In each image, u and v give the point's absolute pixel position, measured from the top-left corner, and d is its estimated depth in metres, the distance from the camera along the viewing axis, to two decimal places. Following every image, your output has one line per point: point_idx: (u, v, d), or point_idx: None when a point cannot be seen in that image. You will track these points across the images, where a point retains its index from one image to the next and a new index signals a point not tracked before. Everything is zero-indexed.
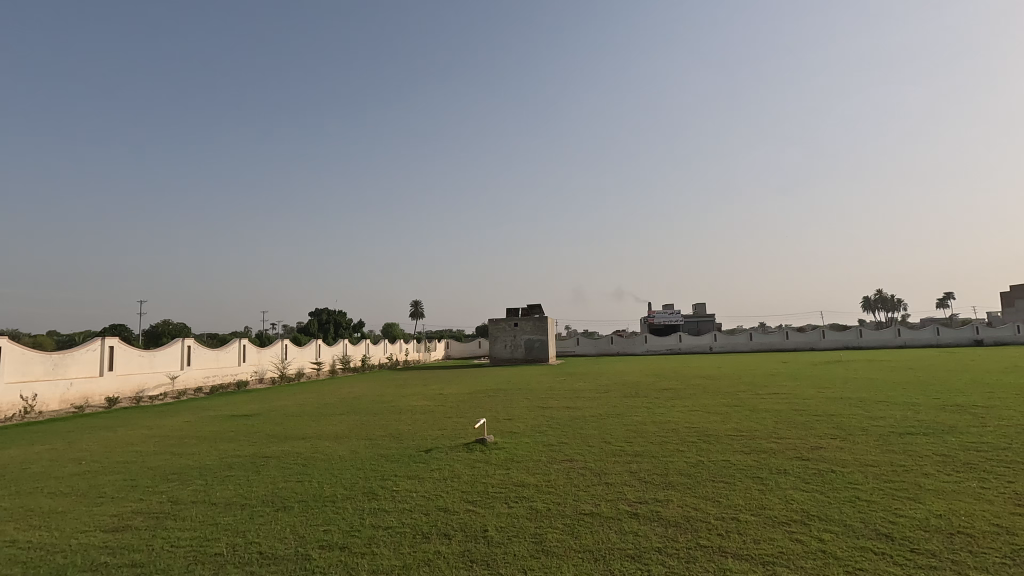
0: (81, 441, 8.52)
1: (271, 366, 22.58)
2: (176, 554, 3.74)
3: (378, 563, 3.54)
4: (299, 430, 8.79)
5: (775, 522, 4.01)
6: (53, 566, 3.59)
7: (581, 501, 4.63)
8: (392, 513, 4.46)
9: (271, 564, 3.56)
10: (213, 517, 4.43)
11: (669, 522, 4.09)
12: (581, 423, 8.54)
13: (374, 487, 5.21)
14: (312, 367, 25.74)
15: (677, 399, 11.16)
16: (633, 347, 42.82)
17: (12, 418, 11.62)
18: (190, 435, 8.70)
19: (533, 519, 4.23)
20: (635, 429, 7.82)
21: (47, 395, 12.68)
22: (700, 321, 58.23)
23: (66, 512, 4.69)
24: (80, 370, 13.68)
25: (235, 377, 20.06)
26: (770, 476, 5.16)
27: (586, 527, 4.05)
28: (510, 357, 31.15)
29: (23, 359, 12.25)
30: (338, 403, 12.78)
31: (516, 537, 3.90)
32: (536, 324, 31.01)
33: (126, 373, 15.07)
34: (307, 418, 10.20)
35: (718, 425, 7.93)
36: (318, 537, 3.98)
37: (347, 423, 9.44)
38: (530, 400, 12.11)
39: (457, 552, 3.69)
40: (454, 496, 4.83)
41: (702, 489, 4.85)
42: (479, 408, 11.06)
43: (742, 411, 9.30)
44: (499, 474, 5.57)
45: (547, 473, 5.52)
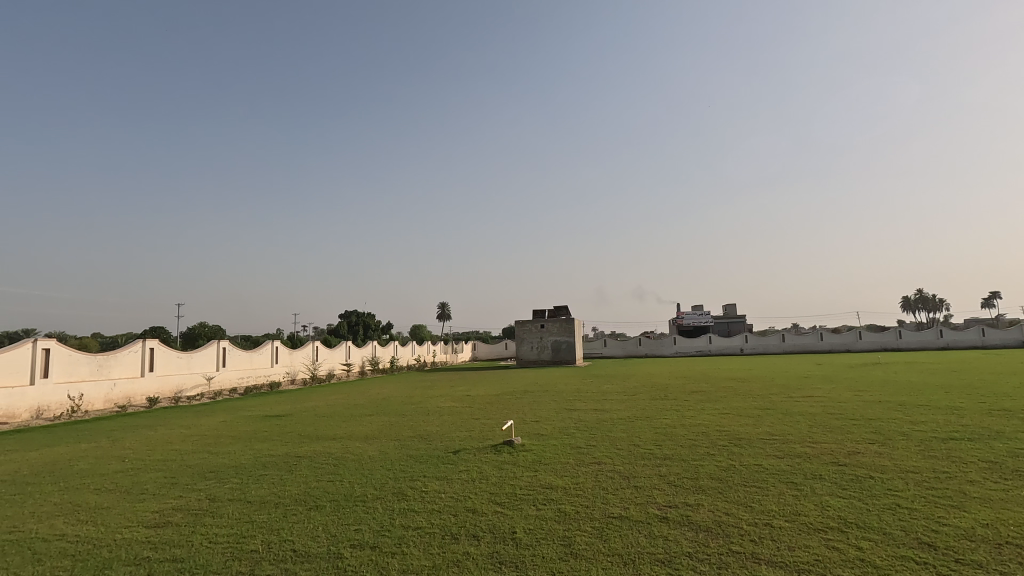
0: (123, 439, 8.84)
1: (303, 367, 23.07)
2: (215, 550, 3.85)
3: (407, 563, 3.58)
4: (330, 430, 8.97)
5: (811, 529, 3.91)
6: (100, 561, 3.73)
7: (609, 504, 4.60)
8: (421, 513, 4.52)
9: (305, 561, 3.64)
10: (249, 515, 4.55)
11: (700, 527, 4.02)
12: (608, 426, 8.49)
13: (403, 487, 5.27)
14: (342, 368, 26.21)
15: (706, 402, 10.98)
16: (661, 348, 42.27)
17: (59, 416, 12.16)
18: (226, 434, 8.93)
19: (561, 522, 4.22)
20: (664, 432, 7.74)
21: (93, 395, 13.23)
22: (730, 322, 57.07)
23: (111, 508, 4.89)
24: (123, 370, 14.22)
25: (268, 377, 20.58)
26: (804, 481, 5.03)
27: (615, 531, 4.02)
28: (537, 359, 31.11)
29: (70, 360, 12.80)
30: (367, 404, 12.94)
31: (544, 540, 3.89)
32: (564, 326, 30.91)
33: (166, 374, 15.62)
34: (339, 419, 10.41)
35: (749, 429, 7.80)
36: (349, 536, 4.04)
37: (377, 424, 9.58)
38: (557, 402, 12.07)
39: (484, 553, 3.70)
40: (482, 497, 4.87)
41: (734, 493, 4.77)
42: (506, 409, 11.08)
43: (774, 414, 9.13)
44: (527, 475, 5.58)
45: (575, 475, 5.51)
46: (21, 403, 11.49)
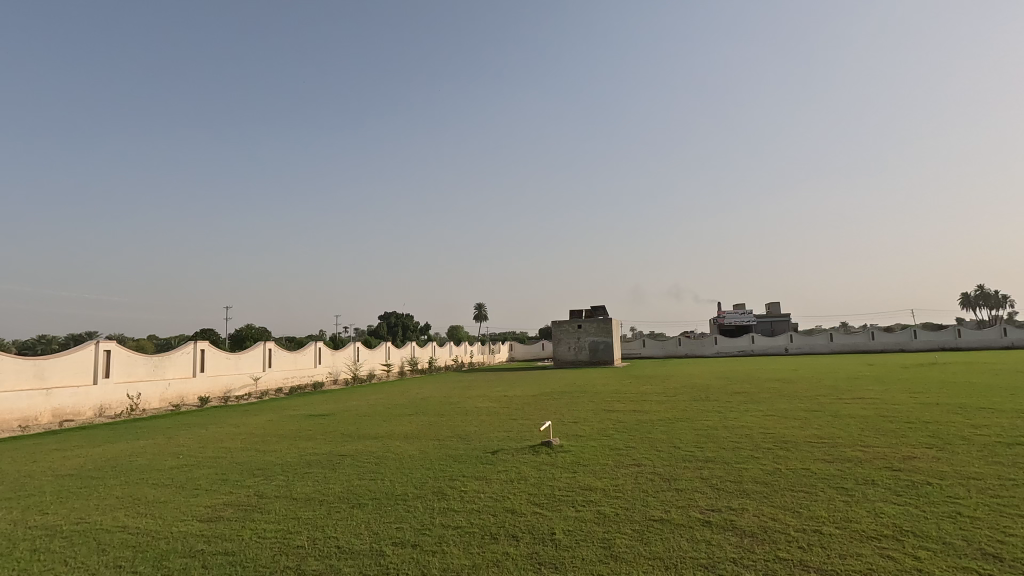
0: (178, 437, 9.25)
1: (345, 367, 23.63)
2: (264, 544, 3.99)
3: (448, 563, 3.61)
4: (371, 429, 9.16)
5: (863, 537, 3.75)
6: (157, 552, 3.91)
7: (650, 506, 4.53)
8: (461, 513, 4.56)
9: (349, 558, 3.73)
10: (295, 512, 4.69)
11: (745, 532, 3.92)
12: (648, 427, 8.36)
13: (443, 487, 5.33)
14: (383, 368, 26.71)
15: (750, 404, 10.69)
16: (702, 348, 41.32)
17: (119, 414, 12.83)
18: (272, 433, 9.22)
19: (601, 524, 4.19)
20: (705, 434, 7.57)
21: (150, 394, 13.90)
22: (774, 321, 55.31)
23: (168, 502, 5.13)
24: (177, 371, 14.89)
25: (312, 377, 21.17)
26: (856, 487, 4.83)
27: (656, 534, 3.96)
28: (575, 359, 30.92)
29: (129, 361, 13.50)
30: (406, 405, 13.12)
31: (584, 541, 3.87)
32: (601, 326, 30.65)
33: (216, 375, 16.28)
34: (380, 418, 10.61)
35: (796, 431, 7.53)
36: (390, 534, 4.11)
37: (417, 423, 9.71)
38: (596, 403, 11.96)
39: (524, 554, 3.70)
40: (521, 498, 4.87)
41: (780, 498, 4.63)
42: (544, 410, 11.06)
43: (822, 416, 8.81)
44: (566, 476, 5.56)
45: (615, 477, 5.45)
46: (85, 402, 12.17)
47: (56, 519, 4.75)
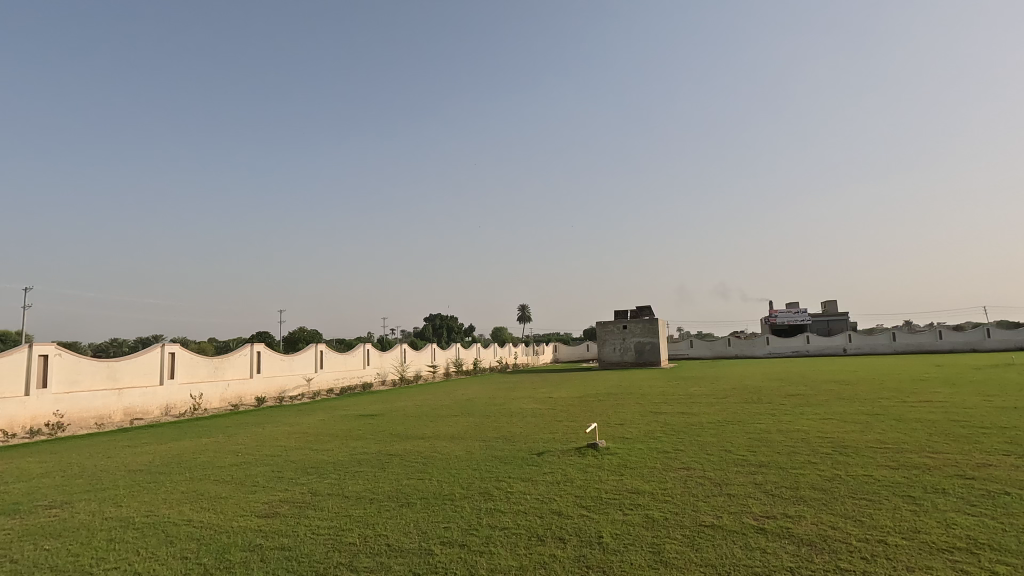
0: (237, 435, 9.68)
1: (392, 368, 24.14)
2: (318, 541, 4.12)
3: (495, 563, 3.63)
4: (418, 430, 9.32)
5: (933, 549, 3.53)
6: (220, 546, 4.10)
7: (701, 512, 4.42)
8: (507, 514, 4.57)
9: (399, 555, 3.80)
10: (346, 509, 4.82)
11: (803, 541, 3.76)
12: (697, 430, 8.16)
13: (489, 488, 5.37)
14: (429, 369, 27.13)
15: (806, 406, 10.24)
16: (753, 348, 39.94)
17: (184, 413, 13.56)
18: (324, 432, 9.52)
19: (649, 528, 4.11)
20: (758, 438, 7.32)
21: (211, 394, 14.62)
22: (830, 321, 52.91)
23: (228, 497, 5.37)
24: (235, 372, 15.59)
25: (361, 378, 21.74)
26: (924, 495, 4.56)
27: (707, 540, 3.86)
28: (620, 360, 30.50)
29: (192, 363, 14.24)
30: (452, 406, 13.27)
31: (633, 546, 3.81)
32: (647, 326, 30.13)
33: (271, 375, 16.95)
34: (426, 419, 10.78)
35: (856, 436, 7.18)
36: (439, 533, 4.17)
37: (462, 424, 9.81)
38: (642, 405, 11.76)
39: (571, 556, 3.68)
40: (567, 500, 4.84)
41: (840, 505, 4.42)
42: (589, 412, 10.95)
43: (885, 420, 8.36)
44: (612, 479, 5.48)
45: (663, 481, 5.34)
46: (152, 401, 12.92)
47: (129, 511, 5.07)
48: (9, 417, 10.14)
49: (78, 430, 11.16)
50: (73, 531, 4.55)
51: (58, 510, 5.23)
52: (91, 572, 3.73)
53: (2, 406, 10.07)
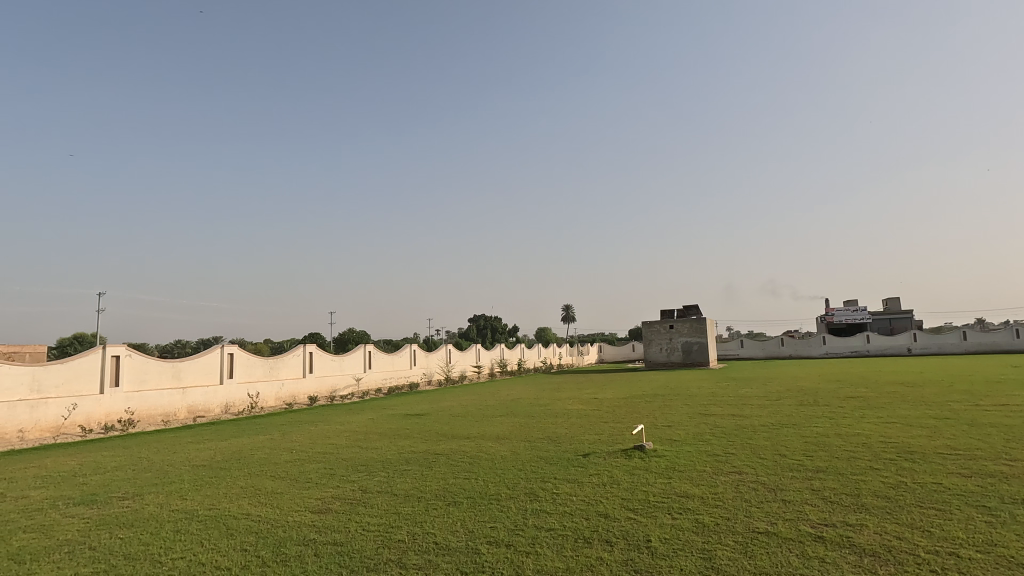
0: (291, 433, 10.04)
1: (438, 368, 24.50)
2: (368, 537, 4.22)
3: (542, 564, 3.63)
4: (463, 429, 9.43)
5: (1012, 564, 3.29)
6: (276, 539, 4.27)
7: (754, 518, 4.27)
8: (553, 515, 4.55)
9: (446, 554, 3.85)
10: (395, 507, 4.93)
11: (865, 551, 3.58)
12: (749, 433, 7.90)
13: (534, 488, 5.36)
14: (474, 369, 27.39)
15: (868, 409, 9.73)
16: (809, 349, 38.29)
17: (242, 411, 14.19)
18: (373, 431, 9.74)
19: (700, 533, 4.01)
20: (814, 441, 7.03)
21: (267, 393, 15.24)
22: (893, 320, 50.08)
23: (283, 493, 5.59)
24: (289, 372, 16.18)
25: (408, 378, 22.16)
26: (1001, 506, 4.25)
27: (761, 547, 3.72)
28: (667, 361, 29.88)
29: (249, 363, 14.88)
30: (497, 406, 13.33)
31: (682, 551, 3.72)
32: (695, 326, 29.44)
33: (323, 375, 17.51)
34: (472, 419, 10.88)
35: (923, 441, 6.77)
36: (485, 533, 4.20)
37: (507, 424, 9.85)
38: (691, 406, 11.45)
39: (619, 560, 3.63)
40: (614, 503, 4.77)
41: (905, 515, 4.18)
42: (636, 413, 10.76)
43: (956, 425, 7.84)
44: (661, 482, 5.38)
45: (713, 485, 5.19)
46: (213, 400, 13.58)
47: (193, 504, 5.35)
48: (86, 413, 10.88)
49: (147, 426, 11.86)
50: (144, 521, 4.85)
51: (130, 501, 5.57)
52: (161, 560, 3.96)
53: (80, 403, 10.80)
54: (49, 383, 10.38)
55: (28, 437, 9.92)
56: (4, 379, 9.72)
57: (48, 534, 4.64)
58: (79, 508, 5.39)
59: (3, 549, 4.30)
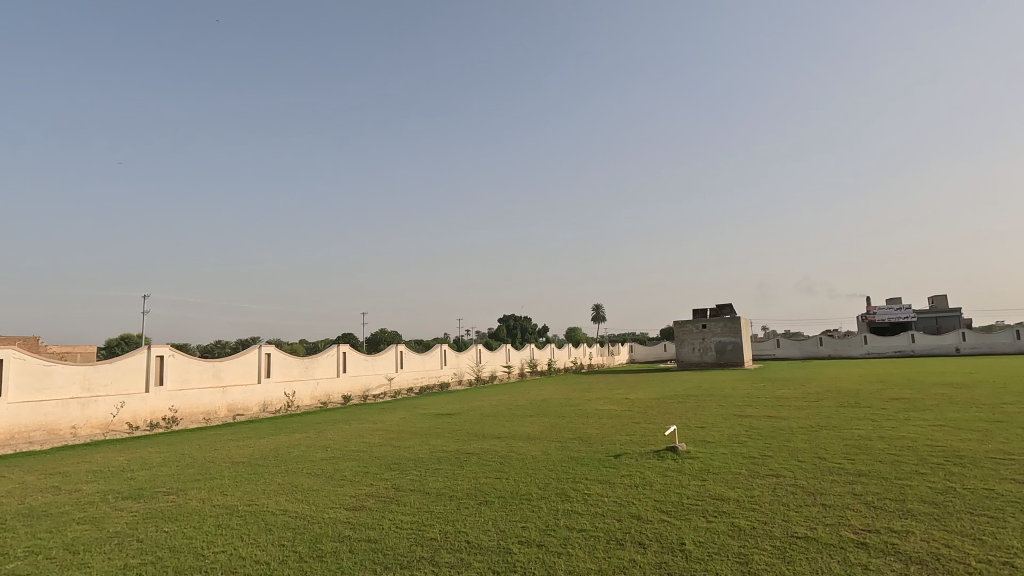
0: (326, 431, 10.26)
1: (468, 368, 24.66)
2: (401, 534, 4.28)
3: (574, 564, 3.62)
4: (493, 429, 9.48)
5: None
6: (313, 535, 4.37)
7: (792, 522, 4.15)
8: (585, 515, 4.53)
9: (477, 553, 3.87)
10: (427, 505, 4.98)
11: (911, 558, 3.45)
12: (787, 435, 7.69)
13: (566, 488, 5.35)
14: (504, 369, 27.44)
15: (913, 412, 9.37)
16: (849, 349, 37.03)
17: (279, 410, 14.58)
18: (405, 430, 9.85)
19: (735, 537, 3.93)
20: (856, 444, 6.80)
21: (303, 392, 15.60)
22: (939, 317, 48.07)
23: (319, 490, 5.72)
24: (324, 371, 16.52)
25: (439, 378, 22.37)
26: None
27: (801, 553, 3.62)
28: (699, 361, 29.36)
29: (285, 363, 15.24)
30: (527, 406, 13.33)
31: (717, 555, 3.65)
32: (729, 325, 28.85)
33: (356, 375, 17.83)
34: (503, 418, 10.91)
35: (973, 445, 6.47)
36: (516, 532, 4.20)
37: (538, 424, 9.84)
38: (725, 407, 11.21)
39: (652, 563, 3.58)
40: (647, 504, 4.72)
41: (955, 522, 4.00)
42: (668, 414, 10.61)
43: (1010, 428, 7.47)
44: (694, 484, 5.28)
45: (749, 488, 5.07)
46: (252, 399, 13.97)
47: (233, 499, 5.52)
48: (133, 411, 11.33)
49: (189, 424, 12.30)
50: (187, 516, 5.02)
51: (175, 496, 5.79)
52: (203, 553, 4.10)
53: (127, 401, 11.27)
54: (99, 382, 10.85)
55: (80, 433, 10.39)
56: (58, 378, 10.21)
57: (99, 526, 4.85)
58: (127, 502, 5.62)
59: (58, 539, 4.52)
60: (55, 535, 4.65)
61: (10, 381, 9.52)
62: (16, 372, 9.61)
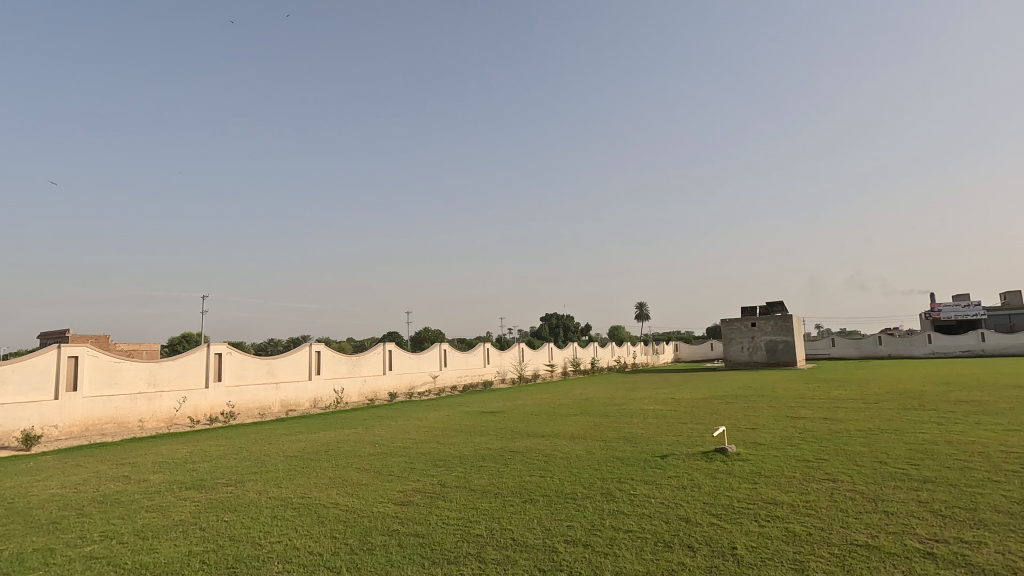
0: (374, 427, 10.52)
1: (511, 366, 24.74)
2: (448, 530, 4.33)
3: (621, 565, 3.57)
4: (537, 427, 9.49)
5: None
6: (363, 528, 4.48)
7: (851, 529, 3.97)
8: (631, 516, 4.47)
9: (523, 551, 3.88)
10: (473, 502, 5.03)
11: (985, 572, 3.23)
12: (844, 438, 7.35)
13: (611, 488, 5.29)
14: (546, 368, 27.38)
15: (985, 415, 8.77)
16: (910, 348, 35.08)
17: (328, 406, 15.04)
18: (449, 427, 9.97)
19: (791, 543, 3.80)
20: (920, 449, 6.44)
21: (350, 389, 16.03)
22: (1012, 316, 44.97)
23: (368, 484, 5.87)
24: (371, 369, 16.93)
25: (482, 376, 22.55)
26: None
27: (861, 561, 3.46)
28: (748, 360, 28.48)
29: (333, 360, 15.69)
30: (571, 405, 13.28)
31: (771, 561, 3.53)
32: (780, 324, 27.87)
33: (402, 372, 18.16)
34: (546, 417, 10.90)
35: None
36: (562, 531, 4.19)
37: (582, 423, 9.78)
38: (777, 408, 10.82)
39: (702, 567, 3.50)
40: (696, 507, 4.61)
41: None
42: (717, 415, 10.33)
43: None
44: (745, 488, 5.11)
45: (804, 492, 4.87)
46: (303, 395, 14.47)
47: (288, 492, 5.73)
48: (194, 405, 11.93)
49: (246, 418, 12.85)
50: (245, 506, 5.25)
51: (233, 487, 6.07)
52: (260, 543, 4.27)
53: (189, 396, 11.87)
54: (163, 377, 11.47)
55: (147, 426, 11.02)
56: (126, 374, 10.86)
57: (166, 514, 5.14)
58: (190, 492, 5.92)
59: (129, 525, 4.81)
60: (127, 521, 4.95)
61: (85, 376, 10.19)
62: (90, 368, 10.29)
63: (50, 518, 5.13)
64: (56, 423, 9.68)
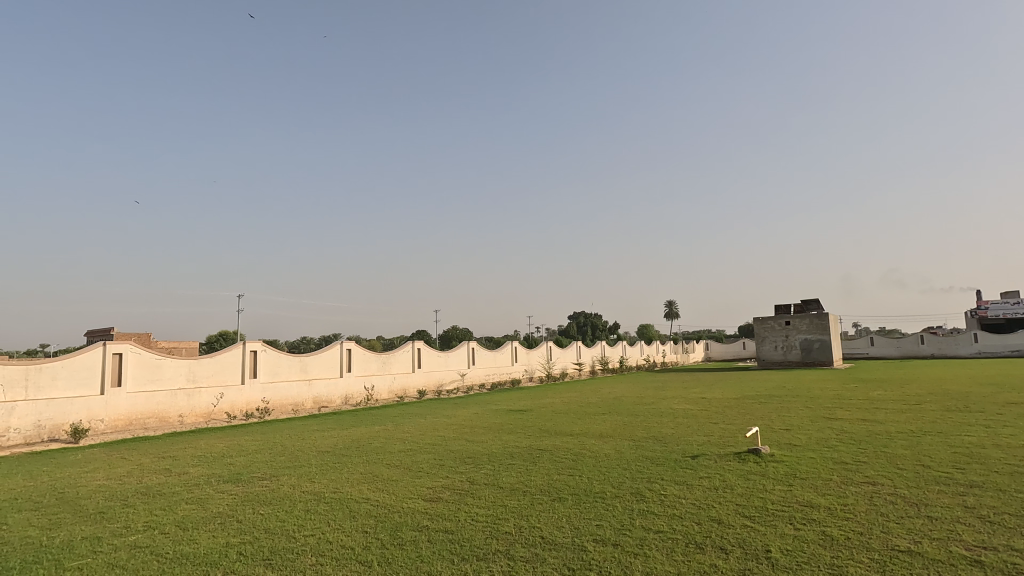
0: (404, 425, 10.65)
1: (539, 365, 24.71)
2: (477, 527, 4.35)
3: (651, 566, 3.53)
4: (565, 426, 9.45)
5: None
6: (394, 523, 4.54)
7: (892, 534, 3.83)
8: (661, 516, 4.41)
9: (552, 549, 3.87)
10: (503, 500, 5.04)
11: None
12: (884, 440, 7.11)
13: (641, 488, 5.24)
14: (575, 368, 27.23)
15: None
16: (955, 348, 33.72)
17: (359, 403, 15.28)
18: (478, 426, 10.00)
19: (828, 547, 3.69)
20: (966, 452, 6.18)
21: (380, 386, 16.24)
22: None
23: (398, 480, 5.95)
24: (400, 366, 17.13)
25: (509, 375, 22.57)
26: None
27: (903, 567, 3.34)
28: (782, 360, 27.80)
29: (363, 358, 15.93)
30: (599, 403, 13.20)
31: (807, 565, 3.44)
32: (815, 323, 27.14)
33: (430, 370, 18.33)
34: (574, 416, 10.85)
35: None
36: (591, 531, 4.16)
37: (610, 422, 9.70)
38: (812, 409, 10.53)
39: (735, 569, 3.44)
40: (729, 508, 4.52)
41: None
42: (750, 414, 10.11)
43: None
44: (780, 490, 4.99)
45: (842, 495, 4.74)
46: (335, 392, 14.74)
47: (321, 486, 5.86)
48: (231, 401, 12.28)
49: (280, 414, 13.17)
50: (279, 500, 5.38)
51: (268, 481, 6.22)
52: (295, 536, 4.38)
53: (226, 392, 12.22)
54: (202, 373, 11.83)
55: (186, 421, 11.39)
56: (167, 370, 11.25)
57: (205, 506, 5.31)
58: (227, 485, 6.11)
59: (170, 516, 4.99)
60: (169, 512, 5.13)
61: (128, 372, 10.59)
62: (133, 364, 10.69)
63: (97, 508, 5.35)
64: (102, 416, 10.10)
